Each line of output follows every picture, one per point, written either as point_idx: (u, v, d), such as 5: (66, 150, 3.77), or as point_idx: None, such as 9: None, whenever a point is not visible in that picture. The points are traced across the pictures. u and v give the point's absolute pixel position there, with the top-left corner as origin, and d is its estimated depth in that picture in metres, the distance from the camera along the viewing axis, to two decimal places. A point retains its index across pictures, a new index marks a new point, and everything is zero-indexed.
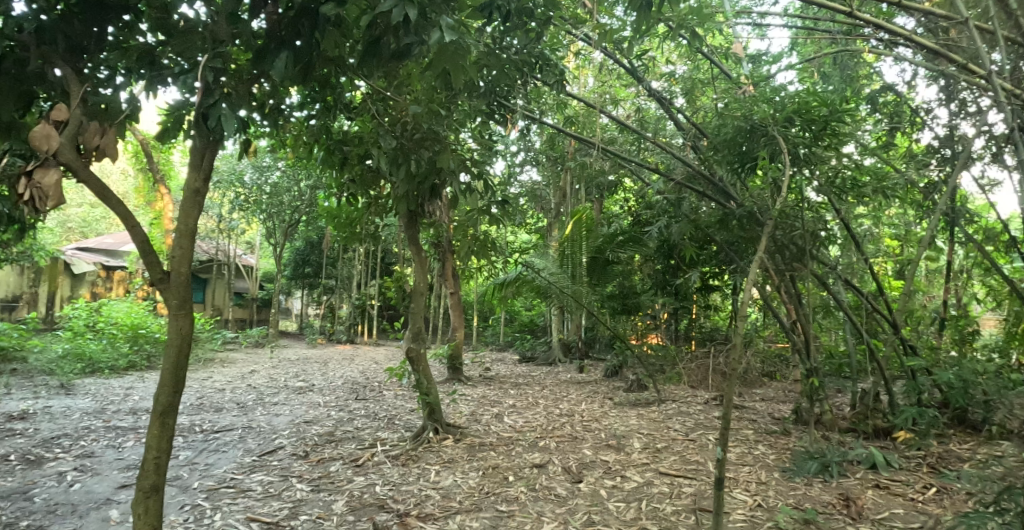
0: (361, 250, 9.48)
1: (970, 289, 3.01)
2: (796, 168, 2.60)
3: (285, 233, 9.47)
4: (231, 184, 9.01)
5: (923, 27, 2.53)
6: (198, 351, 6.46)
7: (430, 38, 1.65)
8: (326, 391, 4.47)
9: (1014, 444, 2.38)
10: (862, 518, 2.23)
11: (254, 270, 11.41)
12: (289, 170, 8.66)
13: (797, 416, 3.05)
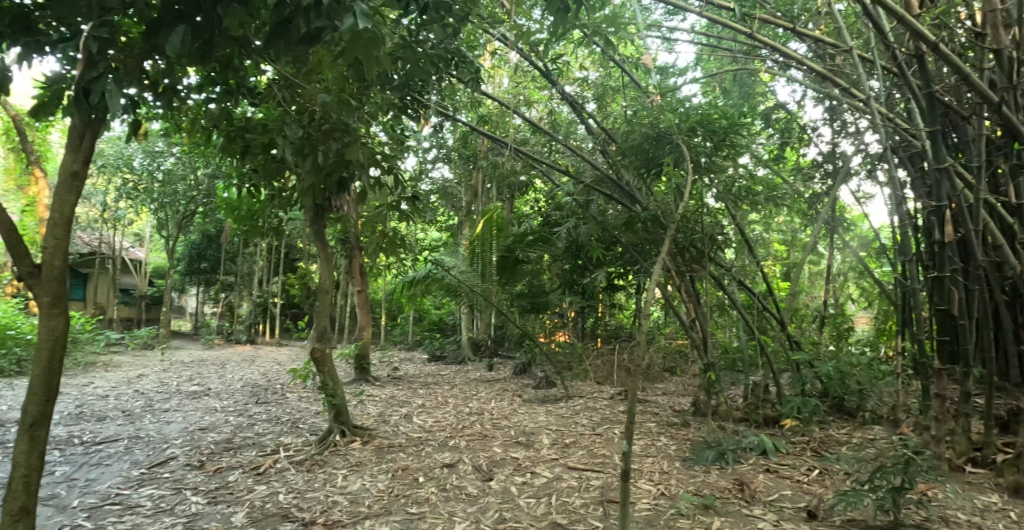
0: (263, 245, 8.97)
1: (846, 291, 3.33)
2: (698, 175, 2.76)
3: (180, 225, 8.77)
4: (118, 169, 8.18)
5: (812, 52, 2.79)
6: (78, 355, 5.85)
7: (343, 24, 1.52)
8: (223, 395, 4.18)
9: (881, 427, 2.67)
10: (755, 500, 2.43)
11: (144, 266, 10.52)
12: (185, 157, 7.98)
13: (696, 408, 3.25)
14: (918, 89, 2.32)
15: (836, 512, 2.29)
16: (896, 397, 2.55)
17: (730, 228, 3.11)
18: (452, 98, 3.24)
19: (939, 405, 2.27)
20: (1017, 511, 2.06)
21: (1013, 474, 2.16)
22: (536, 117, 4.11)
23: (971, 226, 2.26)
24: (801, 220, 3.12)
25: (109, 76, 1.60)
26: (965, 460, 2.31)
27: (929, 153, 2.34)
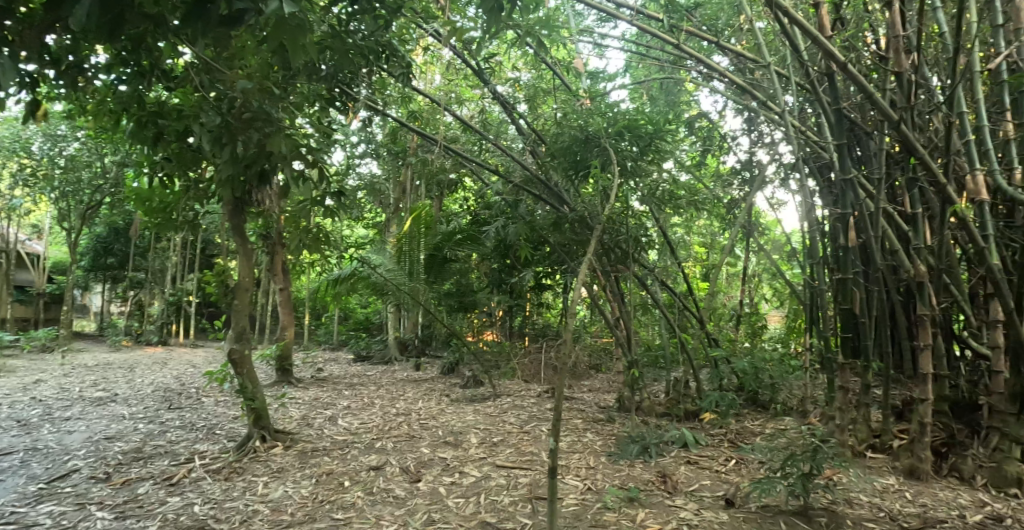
0: (178, 241, 8.43)
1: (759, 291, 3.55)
2: (623, 179, 2.87)
3: (84, 216, 8.06)
4: (13, 154, 7.34)
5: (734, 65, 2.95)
6: None
7: (267, 6, 1.41)
8: (130, 400, 3.90)
9: (791, 418, 2.86)
10: (676, 491, 2.55)
11: (42, 260, 9.68)
12: (91, 142, 7.30)
13: (620, 404, 3.35)
14: (828, 105, 2.53)
15: (751, 499, 2.43)
16: (805, 389, 2.76)
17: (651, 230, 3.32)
18: (383, 92, 3.16)
19: (842, 396, 2.49)
20: (911, 491, 2.28)
21: (908, 458, 2.40)
22: (468, 115, 4.10)
23: (870, 233, 2.47)
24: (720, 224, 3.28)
25: (4, 50, 1.45)
26: (866, 446, 2.54)
27: (836, 165, 2.55)
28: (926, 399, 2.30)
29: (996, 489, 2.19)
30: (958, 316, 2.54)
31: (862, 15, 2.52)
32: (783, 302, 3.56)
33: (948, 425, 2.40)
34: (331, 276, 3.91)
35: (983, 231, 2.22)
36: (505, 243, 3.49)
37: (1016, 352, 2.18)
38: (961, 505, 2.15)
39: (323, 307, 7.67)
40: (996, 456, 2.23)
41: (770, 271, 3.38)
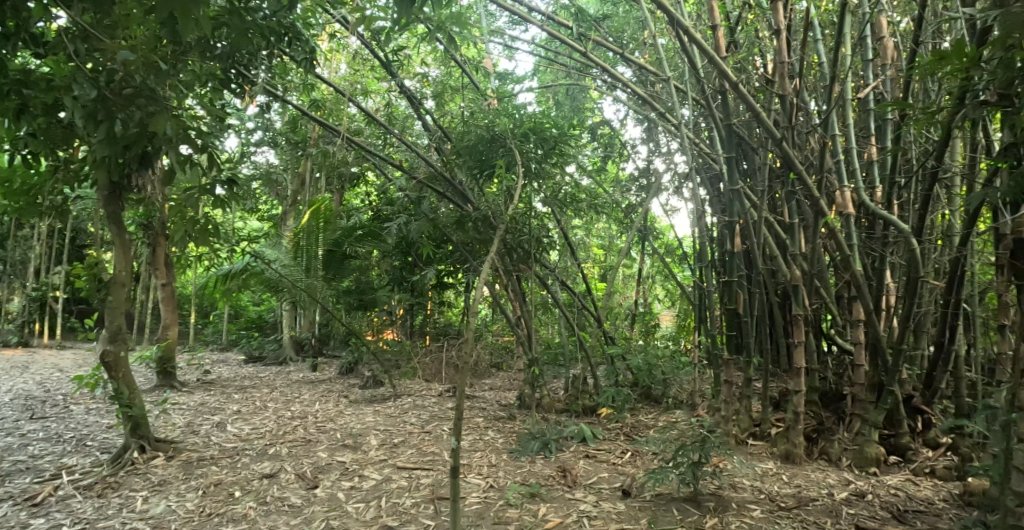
0: (41, 229, 7.57)
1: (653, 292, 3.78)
2: (527, 180, 2.92)
3: None
4: None
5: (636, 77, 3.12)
6: None
7: None
8: None
9: (681, 411, 3.06)
10: (576, 485, 2.64)
11: None
12: None
13: (521, 402, 3.40)
14: (720, 120, 2.76)
15: (646, 489, 2.57)
16: (694, 384, 2.99)
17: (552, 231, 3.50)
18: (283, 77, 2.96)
19: (727, 390, 2.77)
20: (787, 473, 2.55)
21: (784, 443, 2.69)
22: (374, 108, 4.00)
23: (754, 240, 2.73)
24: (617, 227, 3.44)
25: None
26: (748, 434, 2.82)
27: (725, 176, 2.82)
28: (800, 390, 2.60)
29: (858, 468, 2.50)
30: (826, 316, 2.89)
31: (753, 41, 2.78)
32: (674, 302, 3.82)
33: (818, 413, 2.74)
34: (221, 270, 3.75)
35: (848, 241, 2.58)
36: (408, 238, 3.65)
37: (874, 347, 2.53)
38: (830, 484, 2.44)
39: (212, 304, 7.19)
40: (858, 439, 2.55)
41: (663, 273, 3.59)
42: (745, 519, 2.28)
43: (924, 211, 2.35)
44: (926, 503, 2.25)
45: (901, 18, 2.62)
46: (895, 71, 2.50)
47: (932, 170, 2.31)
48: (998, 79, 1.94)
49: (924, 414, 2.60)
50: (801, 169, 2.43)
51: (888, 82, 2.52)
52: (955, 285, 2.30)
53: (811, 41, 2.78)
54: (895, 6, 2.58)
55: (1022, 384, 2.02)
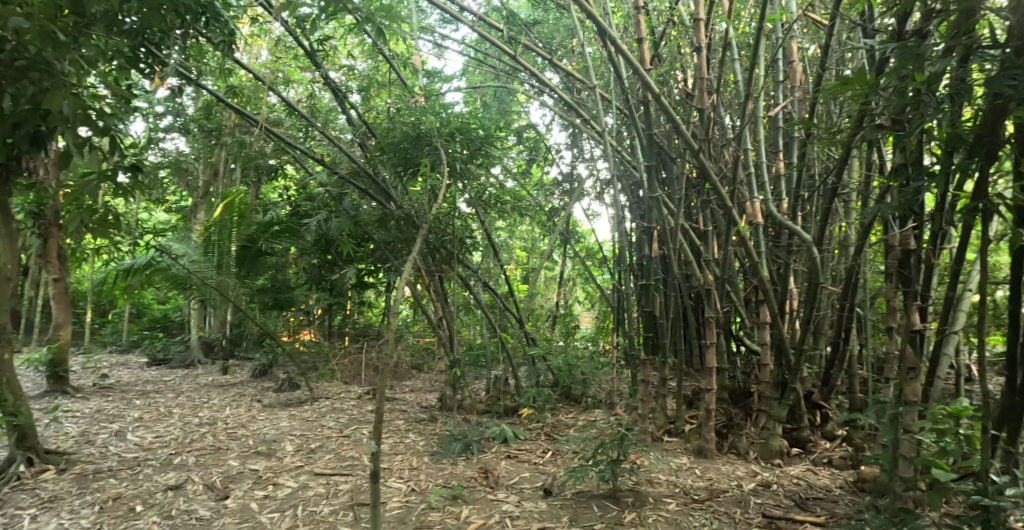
0: None
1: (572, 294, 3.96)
2: (452, 180, 2.93)
3: None
4: None
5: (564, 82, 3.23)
6: None
7: None
8: None
9: (600, 410, 3.16)
10: (498, 486, 2.65)
11: None
12: None
13: (443, 403, 3.38)
14: (641, 130, 2.90)
15: (567, 487, 2.63)
16: (612, 384, 3.12)
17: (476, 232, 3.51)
18: (199, 59, 2.77)
19: (644, 389, 2.93)
20: (700, 467, 2.75)
21: (697, 439, 2.89)
22: (295, 98, 3.86)
23: (670, 246, 2.90)
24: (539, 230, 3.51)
25: None
26: (664, 431, 3.01)
27: (645, 184, 2.97)
28: (710, 389, 2.81)
29: (764, 460, 2.75)
30: (736, 319, 3.16)
31: (675, 56, 2.97)
32: (593, 304, 3.97)
33: (727, 410, 2.99)
34: (118, 265, 3.62)
35: (757, 248, 2.87)
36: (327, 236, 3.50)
37: (779, 348, 2.80)
38: (738, 476, 2.66)
39: (110, 302, 6.67)
40: (764, 434, 2.80)
41: (584, 276, 3.73)
42: (661, 513, 2.40)
43: (823, 223, 2.61)
44: (824, 490, 2.51)
45: (810, 44, 2.93)
46: (802, 93, 2.78)
47: (832, 188, 2.57)
48: (892, 106, 2.18)
49: (822, 409, 2.89)
50: (716, 180, 2.59)
51: (796, 102, 2.83)
52: (850, 291, 2.59)
53: (728, 61, 3.02)
54: (804, 33, 2.86)
55: (907, 380, 2.29)
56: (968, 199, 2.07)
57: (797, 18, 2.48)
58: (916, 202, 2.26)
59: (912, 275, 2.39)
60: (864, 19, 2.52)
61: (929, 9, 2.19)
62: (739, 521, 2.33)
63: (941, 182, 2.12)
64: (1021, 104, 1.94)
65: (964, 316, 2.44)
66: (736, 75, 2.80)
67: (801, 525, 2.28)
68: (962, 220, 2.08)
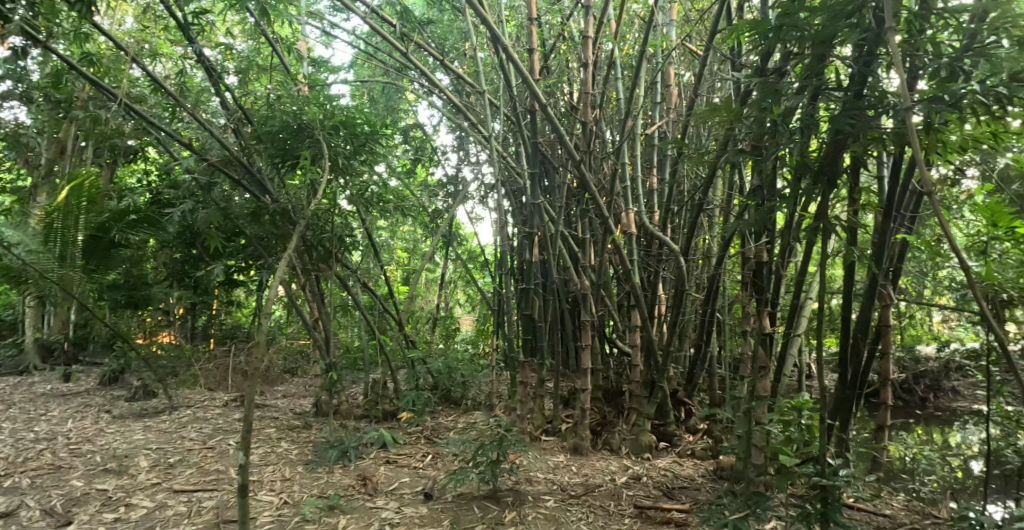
0: None
1: (453, 296, 4.07)
2: (333, 174, 2.81)
3: None
4: None
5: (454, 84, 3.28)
6: None
7: None
8: None
9: (479, 413, 3.23)
10: (377, 493, 2.57)
11: None
12: None
13: (317, 409, 3.25)
14: (526, 138, 3.01)
15: (447, 490, 2.61)
16: (491, 385, 3.20)
17: (356, 232, 3.39)
18: (51, 21, 2.46)
19: (523, 390, 3.04)
20: (576, 464, 2.89)
21: (573, 437, 3.05)
22: (160, 72, 3.53)
23: (550, 252, 3.03)
24: (422, 231, 3.51)
25: None
26: (542, 431, 3.16)
27: (528, 191, 3.07)
28: (585, 389, 2.97)
29: (635, 454, 2.99)
30: (609, 323, 3.40)
31: (563, 69, 3.14)
32: (473, 308, 4.12)
33: (602, 409, 3.25)
34: None
35: (630, 257, 3.13)
36: (193, 228, 3.22)
37: (647, 349, 3.05)
38: (612, 471, 2.84)
39: None
40: (635, 430, 3.04)
41: (465, 278, 3.82)
42: (540, 510, 2.48)
43: (689, 235, 2.90)
44: (688, 480, 2.77)
45: (685, 71, 3.31)
46: (676, 114, 3.17)
47: (698, 204, 2.87)
48: (753, 133, 2.45)
49: (686, 405, 3.26)
50: (595, 191, 2.71)
51: (671, 123, 3.19)
52: (712, 298, 2.95)
53: (611, 79, 3.26)
54: (681, 62, 3.28)
55: (759, 377, 2.62)
56: (811, 219, 2.35)
57: (677, 47, 2.75)
58: (769, 220, 2.53)
59: (764, 286, 2.69)
60: (734, 54, 2.85)
61: (787, 52, 2.51)
62: (613, 513, 2.48)
63: (790, 203, 2.39)
64: (856, 141, 2.26)
65: (804, 323, 2.86)
66: (618, 92, 3.10)
67: (668, 513, 2.48)
68: (807, 237, 2.38)
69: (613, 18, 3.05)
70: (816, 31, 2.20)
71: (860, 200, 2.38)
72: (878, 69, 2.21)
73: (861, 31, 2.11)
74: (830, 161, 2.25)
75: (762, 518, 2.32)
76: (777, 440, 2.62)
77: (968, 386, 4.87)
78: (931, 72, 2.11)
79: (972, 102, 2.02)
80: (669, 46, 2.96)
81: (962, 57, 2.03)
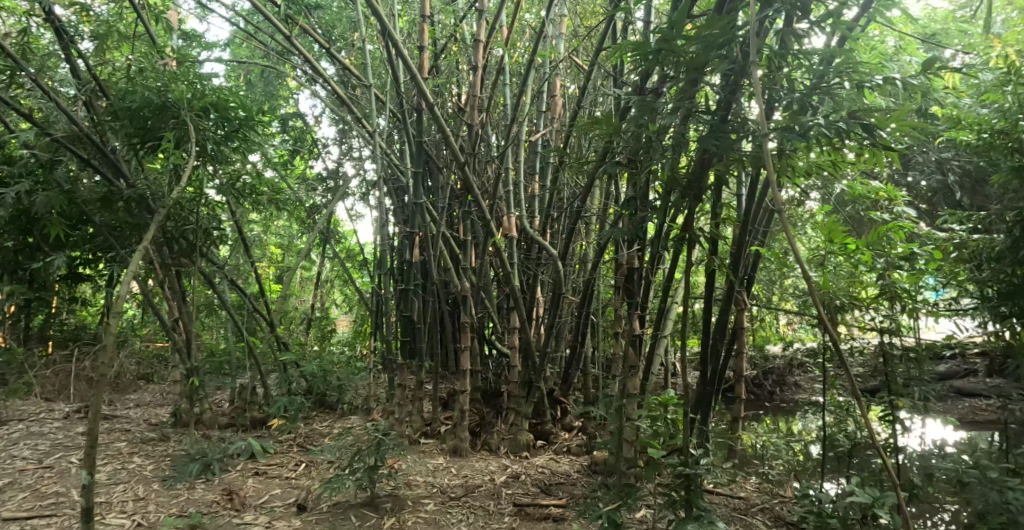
0: None
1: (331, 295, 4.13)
2: (200, 161, 2.56)
3: None
4: None
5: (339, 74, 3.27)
6: None
7: None
8: None
9: (357, 417, 3.15)
10: (245, 508, 2.38)
11: None
12: None
13: (177, 419, 3.00)
14: (412, 136, 2.97)
15: (322, 500, 2.47)
16: (369, 389, 3.12)
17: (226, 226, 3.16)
18: None
19: (400, 393, 2.99)
20: (455, 466, 2.89)
21: (452, 439, 3.05)
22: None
23: (431, 253, 3.00)
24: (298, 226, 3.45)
25: None
26: (421, 434, 3.13)
27: (411, 189, 3.03)
28: (465, 390, 2.98)
29: (513, 454, 3.05)
30: (488, 324, 3.47)
31: (452, 71, 3.16)
32: (351, 307, 4.22)
33: (480, 409, 3.29)
34: None
35: (510, 260, 3.19)
36: (31, 214, 2.84)
37: (525, 350, 3.13)
38: (491, 470, 2.86)
39: None
40: (513, 429, 3.11)
41: (341, 277, 3.91)
42: (421, 514, 2.44)
43: (567, 240, 3.03)
44: (565, 476, 2.86)
45: (571, 84, 3.53)
46: (560, 124, 3.31)
47: (576, 211, 3.00)
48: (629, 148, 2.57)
49: (561, 404, 3.40)
50: (478, 194, 2.70)
51: (554, 132, 3.34)
52: (586, 301, 3.09)
53: (500, 84, 3.37)
54: (568, 74, 3.51)
55: (629, 375, 2.76)
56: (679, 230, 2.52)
57: (563, 60, 2.90)
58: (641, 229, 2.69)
59: (635, 290, 2.85)
60: (616, 73, 3.01)
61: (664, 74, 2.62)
62: (493, 513, 2.50)
63: (662, 215, 2.55)
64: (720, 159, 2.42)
65: (671, 325, 3.09)
66: (505, 98, 3.19)
67: (545, 509, 2.53)
68: (675, 246, 2.55)
69: (504, 24, 3.15)
70: (691, 57, 2.32)
71: (721, 215, 2.60)
72: (741, 98, 2.33)
73: (728, 62, 2.24)
74: (697, 177, 2.42)
75: (634, 509, 2.36)
76: (646, 435, 2.77)
77: (805, 382, 5.51)
78: (785, 105, 2.28)
79: (817, 133, 2.19)
80: (556, 58, 3.09)
81: (811, 94, 2.23)
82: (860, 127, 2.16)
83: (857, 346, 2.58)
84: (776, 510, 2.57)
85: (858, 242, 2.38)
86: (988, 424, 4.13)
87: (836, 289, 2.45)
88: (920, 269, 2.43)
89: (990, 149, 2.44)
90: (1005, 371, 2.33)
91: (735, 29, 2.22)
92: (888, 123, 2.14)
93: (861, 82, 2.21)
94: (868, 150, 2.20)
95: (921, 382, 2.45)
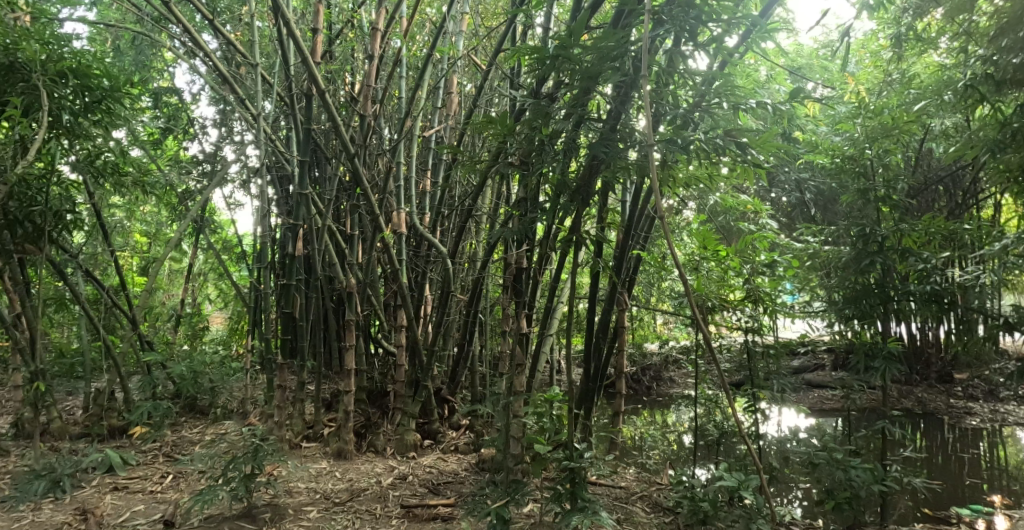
0: None
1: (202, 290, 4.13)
2: (52, 135, 2.30)
3: None
4: None
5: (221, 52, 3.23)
6: None
7: None
8: None
9: (229, 423, 3.01)
10: (100, 526, 2.11)
11: None
12: None
13: (17, 429, 2.75)
14: (300, 122, 2.74)
15: (191, 515, 2.21)
16: (245, 390, 3.04)
17: (83, 208, 3.00)
18: None
19: (279, 394, 2.78)
20: (340, 469, 2.75)
21: (336, 442, 2.92)
22: None
23: (315, 246, 2.80)
24: (168, 212, 3.38)
25: None
26: (301, 438, 2.99)
27: (295, 178, 2.81)
28: (349, 391, 2.86)
29: (400, 454, 2.98)
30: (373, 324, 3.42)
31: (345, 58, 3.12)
32: (226, 303, 4.24)
33: (365, 410, 3.18)
34: None
35: (398, 256, 3.11)
36: None
37: (411, 350, 3.07)
38: (378, 473, 2.76)
39: None
40: (399, 429, 3.04)
41: (215, 271, 3.99)
42: (302, 522, 2.25)
43: (458, 238, 2.95)
44: (453, 475, 2.81)
45: (467, 81, 3.69)
46: (453, 121, 3.36)
47: (468, 209, 2.94)
48: (521, 149, 2.33)
49: (449, 403, 3.41)
50: (368, 187, 2.56)
51: (448, 130, 3.39)
52: (473, 299, 3.09)
53: (395, 75, 3.44)
54: (466, 73, 3.66)
55: (515, 373, 2.54)
56: (566, 232, 2.32)
57: (462, 56, 2.85)
58: (529, 229, 2.46)
59: (523, 289, 2.70)
60: (513, 74, 3.07)
61: (562, 79, 2.41)
62: (380, 516, 2.37)
63: (549, 216, 2.33)
64: (608, 168, 2.21)
65: (556, 324, 2.99)
66: (400, 91, 3.17)
67: (433, 509, 2.43)
68: (559, 249, 2.30)
69: (404, 17, 3.17)
70: (585, 66, 2.12)
71: (607, 219, 2.63)
72: (630, 109, 2.17)
73: (620, 75, 2.06)
74: (585, 182, 2.24)
75: (522, 505, 2.28)
76: (532, 432, 2.64)
77: (677, 377, 6.05)
78: (669, 120, 2.12)
79: (698, 148, 2.08)
80: (454, 54, 3.12)
81: (693, 109, 2.06)
82: (736, 145, 2.09)
83: (725, 344, 2.86)
84: (653, 497, 2.70)
85: (728, 249, 2.58)
86: (830, 411, 5.01)
87: (708, 291, 2.63)
88: (781, 275, 2.68)
89: (842, 171, 2.93)
90: (848, 365, 2.66)
91: (628, 42, 2.04)
92: (762, 143, 2.07)
93: (740, 103, 2.06)
94: (741, 168, 2.12)
95: (779, 376, 2.73)
